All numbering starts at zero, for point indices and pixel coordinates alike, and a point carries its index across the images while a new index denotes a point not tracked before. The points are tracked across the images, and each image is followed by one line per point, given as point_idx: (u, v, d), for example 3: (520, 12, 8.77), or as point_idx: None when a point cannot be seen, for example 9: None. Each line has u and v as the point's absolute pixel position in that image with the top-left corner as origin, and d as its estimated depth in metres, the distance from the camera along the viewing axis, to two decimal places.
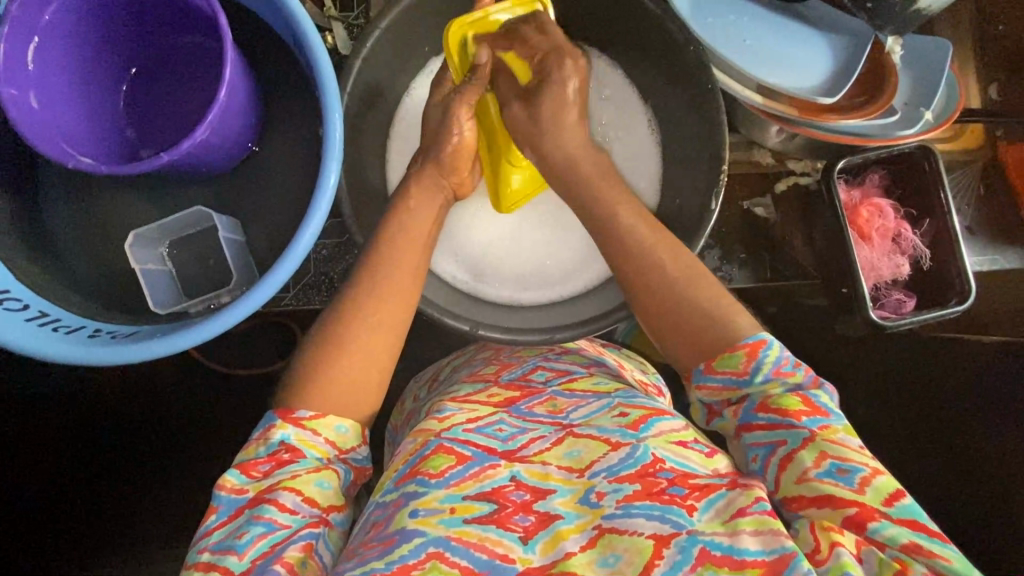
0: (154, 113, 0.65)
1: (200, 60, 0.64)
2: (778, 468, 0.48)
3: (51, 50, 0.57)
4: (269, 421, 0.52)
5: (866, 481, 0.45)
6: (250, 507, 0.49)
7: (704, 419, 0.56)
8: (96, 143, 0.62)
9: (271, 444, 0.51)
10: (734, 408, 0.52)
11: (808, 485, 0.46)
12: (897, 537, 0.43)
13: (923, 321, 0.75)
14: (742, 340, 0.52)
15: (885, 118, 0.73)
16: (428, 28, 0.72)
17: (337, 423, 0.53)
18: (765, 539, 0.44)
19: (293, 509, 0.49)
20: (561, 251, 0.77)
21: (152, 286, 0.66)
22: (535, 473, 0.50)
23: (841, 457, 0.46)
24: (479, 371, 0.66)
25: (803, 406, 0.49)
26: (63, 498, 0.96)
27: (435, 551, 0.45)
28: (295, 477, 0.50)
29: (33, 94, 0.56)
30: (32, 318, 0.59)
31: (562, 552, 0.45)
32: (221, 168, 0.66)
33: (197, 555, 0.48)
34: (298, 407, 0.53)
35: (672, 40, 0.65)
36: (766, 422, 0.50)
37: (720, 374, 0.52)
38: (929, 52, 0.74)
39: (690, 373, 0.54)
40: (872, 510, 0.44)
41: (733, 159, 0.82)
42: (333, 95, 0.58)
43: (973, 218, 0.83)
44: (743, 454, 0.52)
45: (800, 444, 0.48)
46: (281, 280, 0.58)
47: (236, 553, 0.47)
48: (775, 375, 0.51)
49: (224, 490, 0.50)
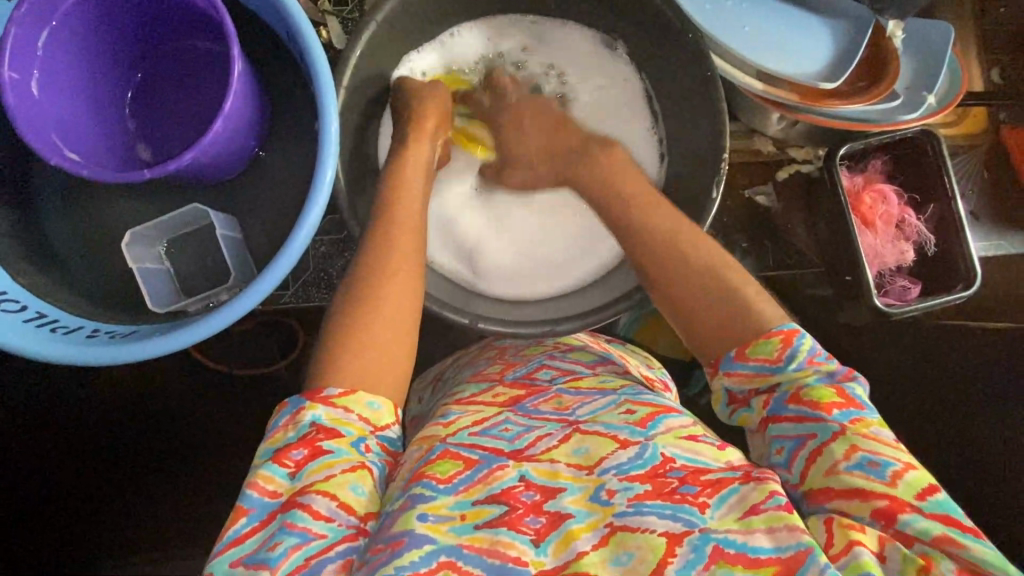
0: (160, 119, 0.64)
1: (207, 66, 0.63)
2: (806, 461, 0.47)
3: (63, 44, 0.57)
4: (295, 404, 0.50)
5: (898, 475, 0.44)
6: (281, 513, 0.46)
7: (725, 409, 0.55)
8: (102, 146, 0.61)
9: (301, 426, 0.49)
10: (763, 398, 0.51)
11: (837, 478, 0.45)
12: (929, 530, 0.42)
13: (927, 308, 0.74)
14: (774, 329, 0.52)
15: (888, 103, 0.72)
16: (423, 21, 0.71)
17: (370, 399, 0.51)
18: (779, 536, 0.43)
19: (328, 517, 0.46)
20: (556, 244, 0.77)
21: (149, 285, 0.65)
22: (543, 472, 0.49)
23: (872, 451, 0.45)
24: (485, 371, 0.66)
25: (837, 398, 0.48)
26: (67, 500, 0.96)
27: (446, 561, 0.44)
28: (330, 479, 0.47)
29: (35, 80, 0.55)
30: (29, 319, 0.59)
31: (574, 552, 0.45)
32: (224, 176, 0.65)
33: (230, 568, 0.45)
34: (325, 386, 0.51)
35: (671, 28, 0.64)
36: (795, 415, 0.49)
37: (752, 361, 0.51)
38: (932, 35, 0.73)
39: (718, 359, 0.54)
40: (903, 504, 0.43)
41: (733, 148, 0.82)
42: (329, 89, 0.57)
43: (977, 203, 0.82)
44: (767, 446, 0.51)
45: (830, 438, 0.47)
46: (282, 273, 0.57)
47: (269, 568, 0.44)
48: (810, 363, 0.50)
49: (256, 494, 0.47)
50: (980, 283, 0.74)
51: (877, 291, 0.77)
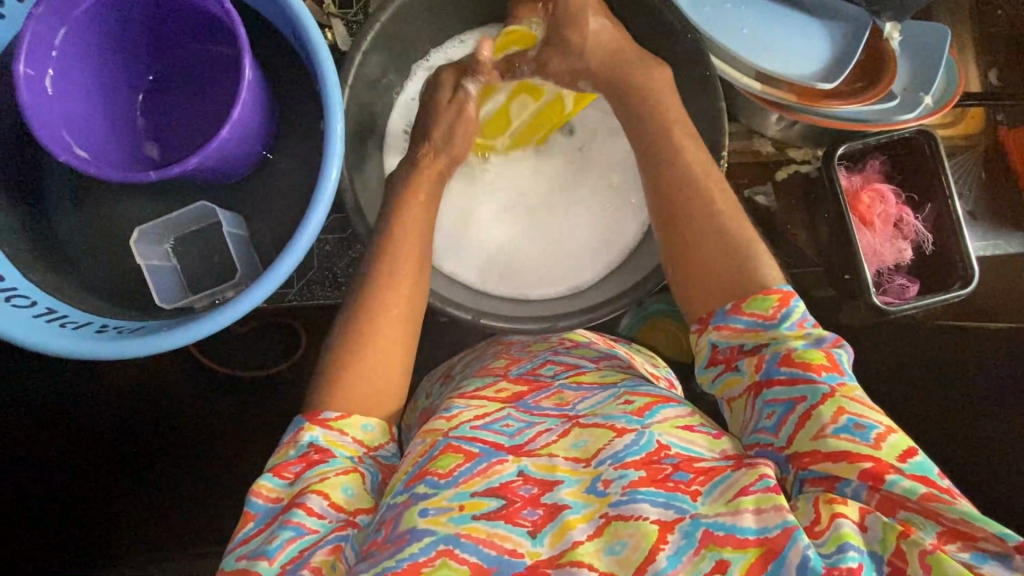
0: (171, 120, 0.65)
1: (217, 70, 0.64)
2: (795, 425, 0.48)
3: (78, 44, 0.58)
4: (298, 424, 0.53)
5: (881, 438, 0.45)
6: (282, 513, 0.49)
7: (707, 370, 0.56)
8: (112, 145, 0.63)
9: (300, 446, 0.52)
10: (755, 359, 0.51)
11: (824, 441, 0.46)
12: (914, 488, 0.43)
13: (925, 305, 0.75)
14: (774, 288, 0.53)
15: (884, 103, 0.73)
16: (428, 22, 0.72)
17: (364, 421, 0.54)
18: (766, 516, 0.44)
19: (320, 513, 0.49)
20: (567, 240, 0.76)
21: (157, 281, 0.66)
22: (542, 467, 0.50)
23: (858, 414, 0.46)
24: (490, 365, 0.67)
25: (825, 361, 0.49)
26: (74, 497, 0.97)
27: (445, 548, 0.45)
28: (325, 480, 0.50)
29: (50, 76, 0.57)
30: (39, 314, 0.60)
31: (569, 542, 0.45)
32: (232, 176, 0.66)
33: (235, 561, 0.48)
34: (323, 410, 0.54)
35: (671, 29, 0.65)
36: (788, 377, 0.49)
37: (747, 316, 0.52)
38: (928, 37, 0.74)
39: (712, 314, 0.55)
40: (887, 465, 0.44)
41: (734, 149, 0.82)
42: (333, 88, 0.59)
43: (976, 203, 0.83)
44: (755, 409, 0.51)
45: (819, 400, 0.47)
46: (287, 270, 0.58)
47: (267, 559, 0.47)
48: (800, 326, 0.52)
49: (260, 499, 0.50)
50: (977, 281, 0.75)
51: (876, 289, 0.78)
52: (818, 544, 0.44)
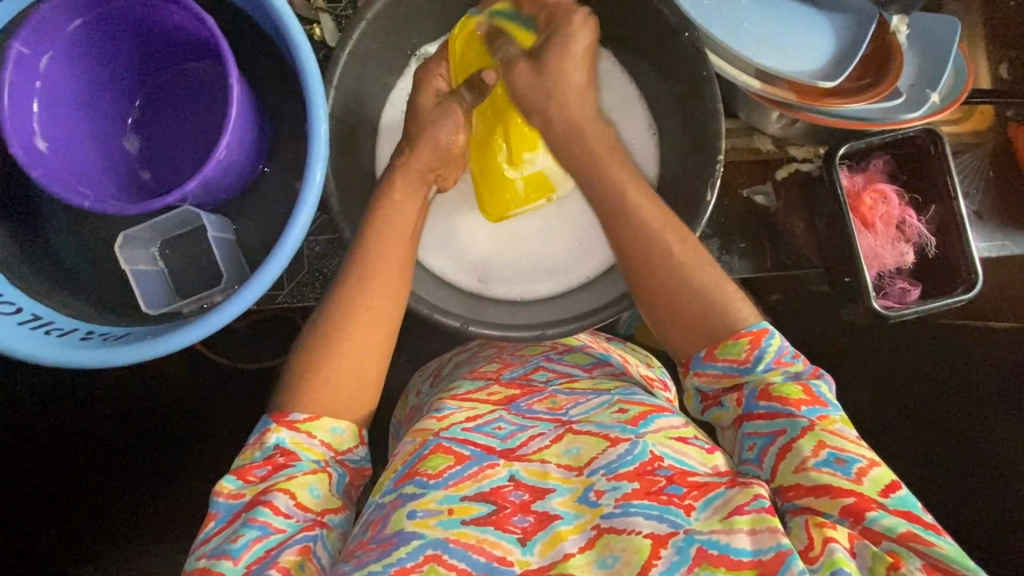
0: (159, 136, 0.64)
1: (206, 88, 0.63)
2: (777, 457, 0.48)
3: (86, 39, 0.58)
4: (264, 425, 0.53)
5: (864, 472, 0.45)
6: (245, 510, 0.49)
7: (699, 407, 0.56)
8: (99, 156, 0.62)
9: (266, 448, 0.51)
10: (735, 395, 0.52)
11: (806, 474, 0.46)
12: (895, 527, 0.43)
13: (926, 310, 0.74)
14: (744, 329, 0.52)
15: (890, 101, 0.70)
16: (416, 16, 0.69)
17: (332, 425, 0.53)
18: (761, 538, 0.43)
19: (287, 513, 0.49)
20: (565, 242, 0.74)
21: (144, 288, 0.65)
22: (533, 472, 0.50)
23: (840, 448, 0.46)
24: (480, 368, 0.66)
25: (804, 395, 0.49)
26: (70, 494, 0.97)
27: (433, 554, 0.45)
28: (291, 479, 0.50)
29: (46, 58, 0.56)
30: (24, 321, 0.59)
31: (560, 554, 0.45)
32: (213, 201, 0.65)
33: (196, 561, 0.48)
34: (291, 410, 0.53)
35: (666, 25, 0.63)
36: (767, 411, 0.49)
37: (721, 362, 0.52)
38: (937, 32, 0.71)
39: (689, 359, 0.54)
40: (869, 500, 0.44)
41: (731, 145, 0.80)
42: (315, 90, 0.57)
43: (981, 203, 0.80)
44: (738, 444, 0.51)
45: (798, 433, 0.47)
46: (271, 277, 0.57)
47: (231, 559, 0.47)
48: (777, 364, 0.51)
49: (222, 497, 0.50)
50: (981, 284, 0.74)
51: (876, 293, 0.76)
52: (813, 569, 0.43)
